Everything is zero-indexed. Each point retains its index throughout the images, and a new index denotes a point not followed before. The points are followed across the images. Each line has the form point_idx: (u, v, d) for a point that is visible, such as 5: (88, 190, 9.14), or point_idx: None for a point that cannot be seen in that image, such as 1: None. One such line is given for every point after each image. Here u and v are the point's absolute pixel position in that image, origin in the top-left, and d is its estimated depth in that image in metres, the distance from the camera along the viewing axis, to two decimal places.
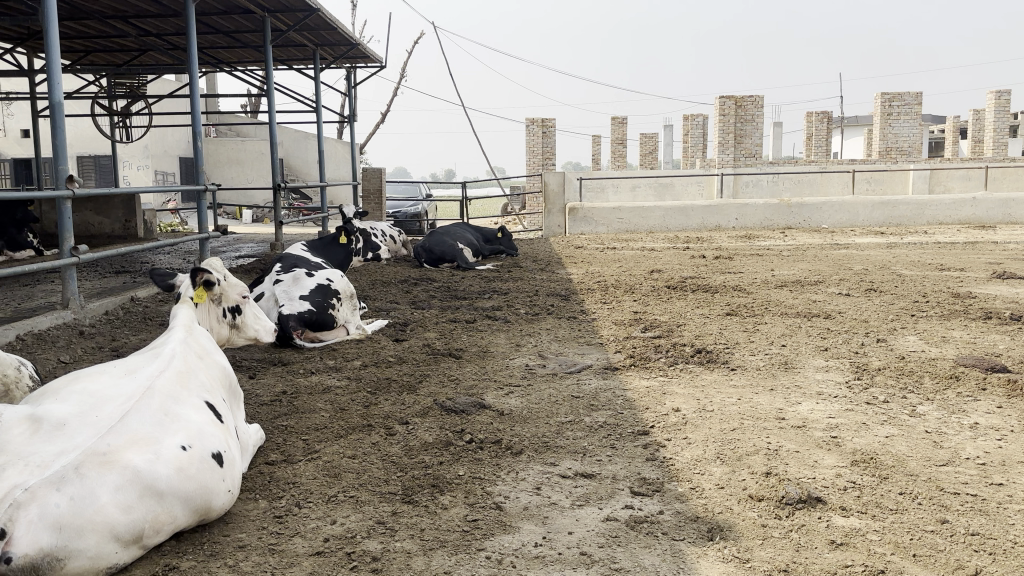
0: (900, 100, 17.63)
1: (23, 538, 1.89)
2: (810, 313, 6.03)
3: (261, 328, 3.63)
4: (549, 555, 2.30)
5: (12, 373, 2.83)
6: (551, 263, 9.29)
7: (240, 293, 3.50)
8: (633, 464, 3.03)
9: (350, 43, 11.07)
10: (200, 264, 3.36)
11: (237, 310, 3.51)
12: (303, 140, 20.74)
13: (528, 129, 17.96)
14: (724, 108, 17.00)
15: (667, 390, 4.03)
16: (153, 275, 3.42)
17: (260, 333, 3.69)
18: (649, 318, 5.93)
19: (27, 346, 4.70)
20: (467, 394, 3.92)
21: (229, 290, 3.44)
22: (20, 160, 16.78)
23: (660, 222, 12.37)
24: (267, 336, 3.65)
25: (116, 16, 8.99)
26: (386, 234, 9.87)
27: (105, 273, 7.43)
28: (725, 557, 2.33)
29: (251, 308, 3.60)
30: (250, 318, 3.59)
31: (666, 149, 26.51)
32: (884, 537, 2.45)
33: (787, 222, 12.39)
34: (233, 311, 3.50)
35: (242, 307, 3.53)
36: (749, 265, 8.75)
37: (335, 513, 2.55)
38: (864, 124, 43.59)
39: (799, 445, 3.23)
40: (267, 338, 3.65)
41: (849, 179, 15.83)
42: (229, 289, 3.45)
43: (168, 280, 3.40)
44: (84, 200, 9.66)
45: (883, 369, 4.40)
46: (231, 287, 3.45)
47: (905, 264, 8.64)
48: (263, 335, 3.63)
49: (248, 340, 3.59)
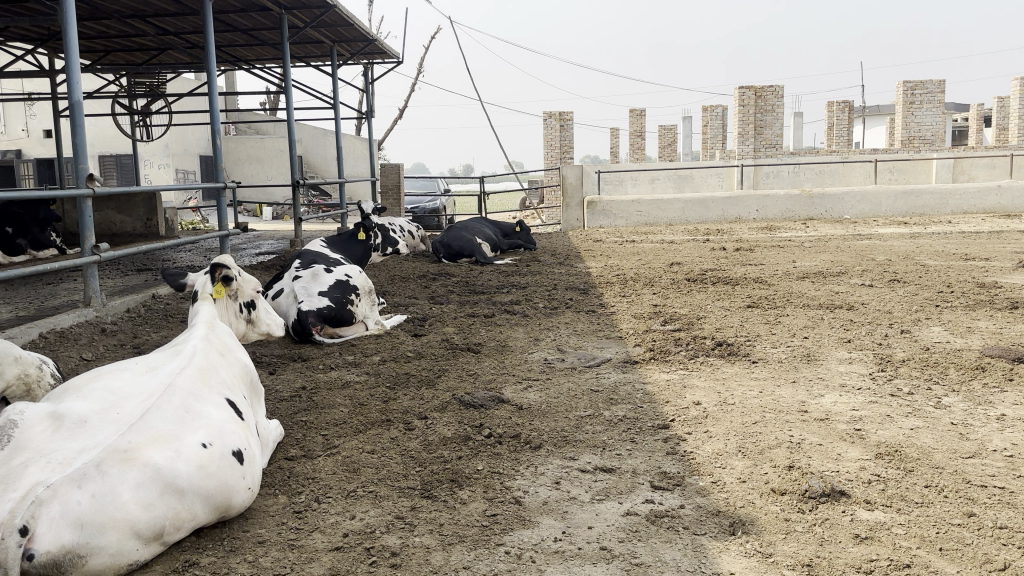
0: (923, 88, 17.28)
1: (46, 535, 1.89)
2: (832, 305, 5.96)
3: (273, 323, 3.58)
4: (568, 550, 2.29)
5: (33, 372, 2.84)
6: (569, 257, 9.25)
7: (254, 289, 3.49)
8: (653, 458, 3.00)
9: (366, 39, 11.08)
10: (216, 260, 3.36)
11: (251, 306, 3.49)
12: (321, 137, 20.84)
13: (546, 122, 17.92)
14: (744, 99, 16.86)
15: (687, 383, 4.00)
16: (165, 274, 3.41)
17: (274, 328, 3.65)
18: (668, 311, 5.89)
19: (49, 344, 4.74)
20: (486, 388, 3.90)
21: (245, 286, 3.42)
22: (43, 160, 16.98)
23: (680, 214, 12.26)
24: (278, 330, 3.61)
25: (134, 16, 9.05)
26: (405, 229, 9.88)
27: (127, 272, 7.50)
28: (747, 552, 2.30)
29: (265, 302, 3.56)
30: (264, 314, 3.55)
31: (685, 140, 26.31)
32: (909, 532, 2.41)
33: (809, 213, 12.27)
34: (250, 306, 3.48)
35: (255, 302, 3.51)
36: (771, 257, 8.66)
37: (354, 509, 2.54)
38: (887, 114, 43.07)
39: (822, 438, 3.19)
40: (278, 333, 3.61)
41: (872, 168, 15.64)
42: (244, 284, 3.43)
43: (182, 279, 3.38)
44: (106, 199, 9.75)
45: (908, 361, 4.34)
46: (246, 283, 3.44)
47: (929, 254, 8.51)
48: (275, 330, 3.59)
49: (261, 336, 3.56)
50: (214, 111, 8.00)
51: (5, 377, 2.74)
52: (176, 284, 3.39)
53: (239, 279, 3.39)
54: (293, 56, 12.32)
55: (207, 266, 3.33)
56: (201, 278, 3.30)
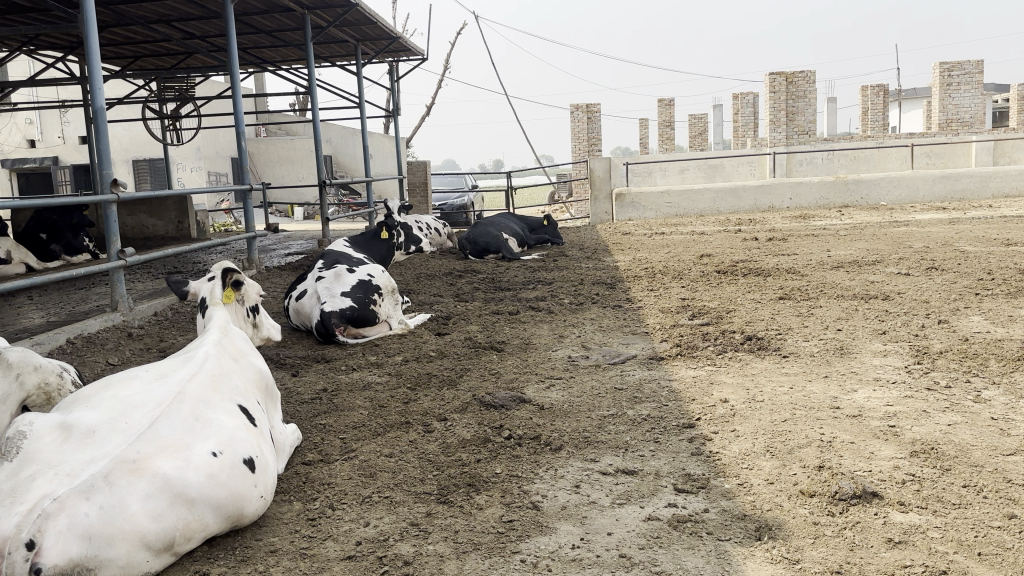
0: (961, 69, 16.85)
1: (53, 548, 1.86)
2: (867, 295, 5.80)
3: (272, 329, 3.52)
4: (586, 557, 2.21)
5: (54, 380, 2.79)
6: (597, 250, 9.15)
7: (258, 294, 3.44)
8: (677, 459, 2.92)
9: (390, 37, 11.05)
10: (223, 267, 3.34)
11: (256, 311, 3.43)
12: (350, 136, 20.94)
13: (573, 115, 17.79)
14: (775, 85, 16.59)
15: (714, 379, 3.90)
16: (171, 282, 3.37)
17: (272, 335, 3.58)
18: (697, 304, 5.77)
19: (76, 349, 4.78)
20: (508, 388, 3.83)
21: (252, 291, 3.38)
22: (79, 166, 17.35)
23: (711, 204, 12.06)
24: (277, 337, 3.55)
25: (160, 21, 9.12)
26: (431, 227, 9.93)
27: (158, 275, 7.54)
28: (773, 558, 2.20)
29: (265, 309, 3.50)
30: (265, 319, 3.49)
31: (716, 129, 25.91)
32: (946, 535, 2.30)
33: (844, 200, 12.00)
34: (255, 310, 3.42)
35: (259, 308, 3.45)
36: (804, 246, 8.48)
37: (368, 515, 2.50)
38: (924, 97, 42.18)
39: (855, 435, 3.07)
40: (277, 339, 3.54)
41: (908, 152, 15.28)
42: (250, 290, 3.39)
43: (186, 287, 3.35)
44: (138, 204, 9.87)
45: (945, 353, 4.19)
46: (253, 288, 3.40)
47: (969, 240, 8.26)
48: (274, 336, 3.52)
49: (261, 342, 3.48)
50: (238, 112, 8.01)
51: (25, 386, 2.70)
52: (181, 292, 3.35)
53: (247, 284, 3.36)
54: (318, 56, 12.35)
55: (215, 274, 3.31)
56: (208, 285, 3.28)
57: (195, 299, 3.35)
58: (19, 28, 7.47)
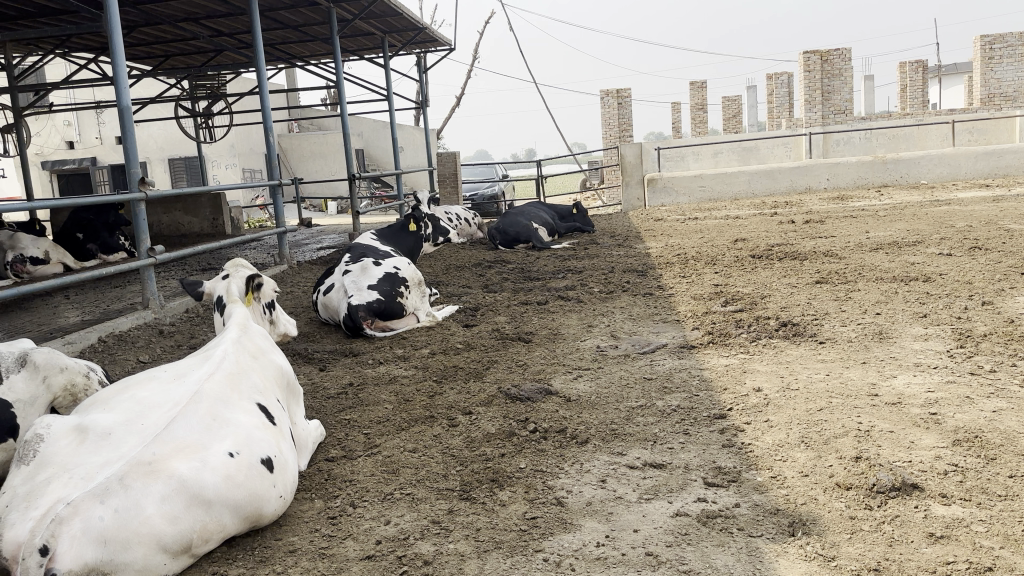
0: (1003, 42, 16.34)
1: (67, 553, 1.83)
2: (907, 277, 5.60)
3: (288, 324, 3.55)
4: (611, 556, 2.14)
5: (80, 381, 2.76)
6: (629, 237, 9.03)
7: (274, 290, 3.45)
8: (708, 452, 2.83)
9: (416, 28, 10.98)
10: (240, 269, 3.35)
11: (272, 307, 3.45)
12: (381, 129, 21.03)
13: (603, 102, 17.62)
14: (809, 63, 16.27)
15: (747, 367, 3.79)
16: (186, 286, 3.39)
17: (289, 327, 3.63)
18: (730, 291, 5.62)
19: (109, 348, 4.82)
20: (534, 380, 3.77)
21: (267, 287, 3.38)
22: (116, 166, 17.60)
23: (745, 187, 11.86)
24: (294, 331, 3.59)
25: (187, 19, 9.15)
26: (459, 217, 9.98)
27: (190, 271, 7.58)
28: (807, 555, 2.11)
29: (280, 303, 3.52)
30: (281, 315, 3.52)
31: (750, 111, 25.42)
32: (991, 529, 2.18)
33: (883, 179, 11.68)
34: (271, 307, 3.43)
35: (275, 304, 3.47)
36: (843, 228, 8.27)
37: (390, 513, 2.46)
38: (965, 73, 41.25)
39: (894, 424, 2.95)
40: (295, 334, 3.58)
41: (949, 129, 14.86)
42: (265, 287, 3.38)
43: (202, 288, 3.35)
44: (171, 201, 9.96)
45: (990, 336, 4.02)
46: (269, 284, 3.40)
47: (1014, 217, 7.99)
48: (291, 331, 3.56)
49: (277, 338, 3.52)
50: (265, 108, 7.98)
51: (51, 388, 2.69)
52: (196, 293, 3.36)
53: (264, 282, 3.36)
54: (345, 50, 12.35)
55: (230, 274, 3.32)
56: (224, 284, 3.28)
57: (212, 298, 3.35)
58: (49, 29, 7.53)
